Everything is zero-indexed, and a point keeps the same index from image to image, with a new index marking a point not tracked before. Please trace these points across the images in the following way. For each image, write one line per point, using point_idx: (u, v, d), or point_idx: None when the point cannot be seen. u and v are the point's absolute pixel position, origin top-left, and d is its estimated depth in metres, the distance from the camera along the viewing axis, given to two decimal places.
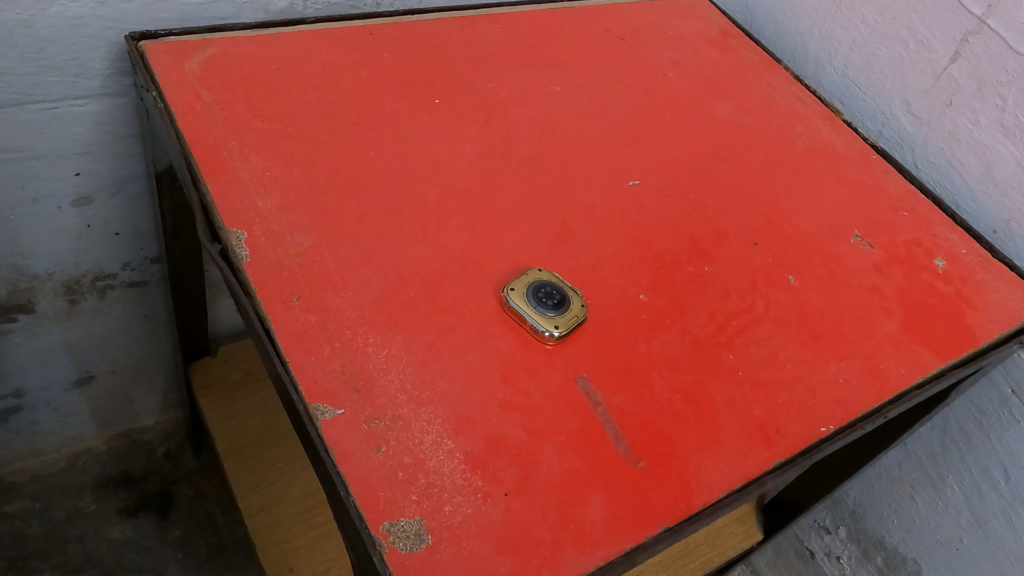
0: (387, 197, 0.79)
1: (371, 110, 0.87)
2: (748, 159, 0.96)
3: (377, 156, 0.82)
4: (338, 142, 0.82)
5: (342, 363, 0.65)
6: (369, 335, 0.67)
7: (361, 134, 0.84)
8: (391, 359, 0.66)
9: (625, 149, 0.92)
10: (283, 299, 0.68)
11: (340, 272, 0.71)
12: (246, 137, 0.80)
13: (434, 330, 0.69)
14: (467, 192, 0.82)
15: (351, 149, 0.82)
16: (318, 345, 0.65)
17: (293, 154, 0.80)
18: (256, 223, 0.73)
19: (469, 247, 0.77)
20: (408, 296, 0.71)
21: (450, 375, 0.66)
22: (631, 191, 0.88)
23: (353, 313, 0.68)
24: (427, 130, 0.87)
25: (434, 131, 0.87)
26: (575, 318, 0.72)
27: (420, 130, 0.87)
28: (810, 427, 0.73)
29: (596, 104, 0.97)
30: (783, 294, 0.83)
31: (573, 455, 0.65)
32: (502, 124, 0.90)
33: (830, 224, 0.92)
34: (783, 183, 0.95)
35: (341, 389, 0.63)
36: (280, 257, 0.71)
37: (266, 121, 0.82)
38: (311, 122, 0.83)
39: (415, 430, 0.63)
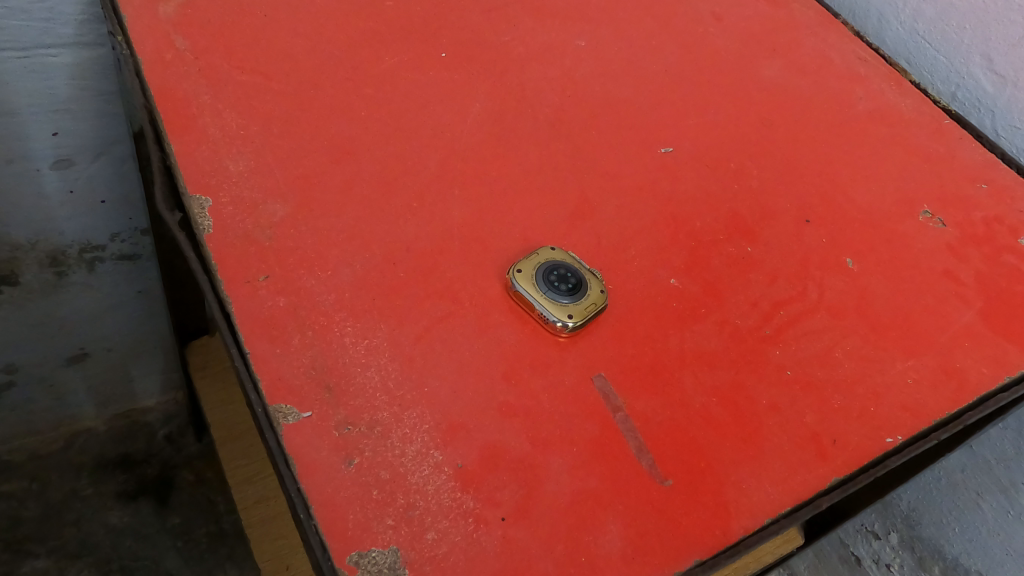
0: (380, 163, 0.68)
1: (368, 63, 0.76)
2: (800, 126, 0.84)
3: (371, 117, 0.72)
4: (328, 99, 0.72)
5: (313, 357, 0.55)
6: (348, 323, 0.57)
7: (355, 90, 0.73)
8: (372, 352, 0.56)
9: (659, 112, 0.81)
10: (248, 279, 0.58)
11: (320, 248, 0.61)
12: (220, 90, 0.69)
13: (426, 317, 0.59)
14: (474, 158, 0.71)
15: (342, 107, 0.71)
16: (286, 334, 0.55)
17: (275, 112, 0.69)
18: (224, 189, 0.63)
19: (472, 221, 0.66)
20: (397, 277, 0.61)
21: (442, 372, 0.56)
22: (665, 159, 0.76)
23: (329, 296, 0.58)
24: (431, 87, 0.76)
25: (438, 89, 0.76)
26: (594, 306, 0.61)
27: (424, 87, 0.76)
28: (871, 439, 0.61)
29: (627, 60, 0.85)
30: (840, 280, 0.71)
31: (586, 470, 0.54)
32: (518, 82, 0.79)
33: (896, 200, 0.79)
34: (841, 152, 0.83)
35: (310, 387, 0.53)
36: (250, 230, 0.61)
37: (245, 73, 0.71)
38: (298, 75, 0.73)
39: (395, 438, 0.52)
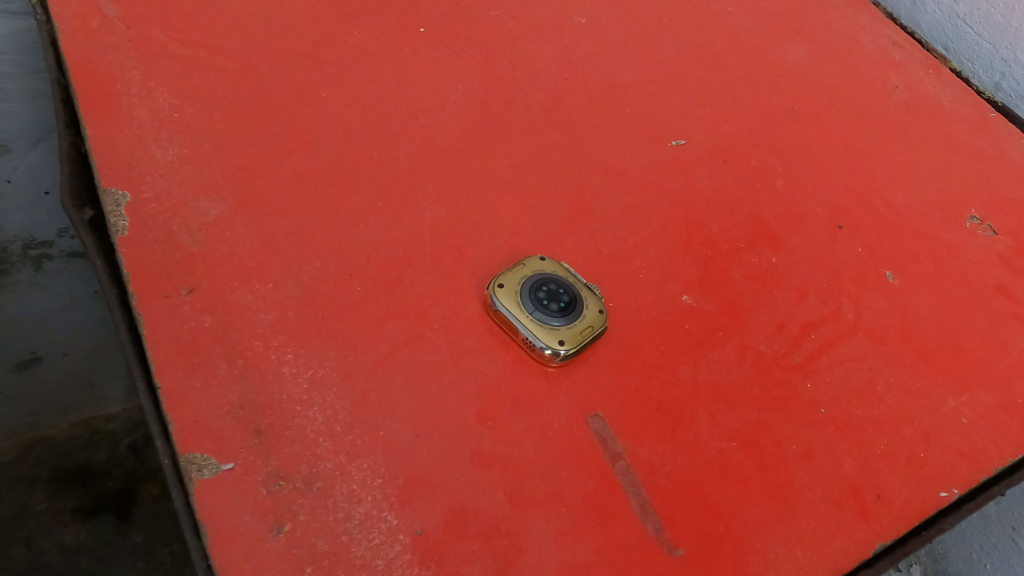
0: (340, 152, 0.57)
1: (331, 37, 0.65)
2: (829, 118, 0.73)
3: (333, 96, 0.61)
4: (282, 75, 0.61)
5: (241, 392, 0.44)
6: (289, 349, 0.47)
7: (313, 67, 0.62)
8: (317, 387, 0.45)
9: (669, 98, 0.70)
10: (168, 293, 0.47)
11: (260, 257, 0.50)
12: (152, 64, 0.58)
13: (385, 341, 0.48)
14: (452, 147, 0.60)
15: (296, 86, 0.61)
16: (210, 363, 0.45)
17: (216, 90, 0.58)
18: (148, 181, 0.52)
19: (447, 224, 0.55)
20: (353, 291, 0.50)
21: (402, 412, 0.46)
22: (675, 154, 0.66)
23: (267, 314, 0.48)
24: (403, 65, 0.65)
25: (413, 65, 0.65)
26: (591, 329, 0.50)
27: (395, 64, 0.65)
28: (921, 493, 0.51)
29: (633, 41, 0.74)
30: (880, 297, 0.61)
31: (577, 538, 0.44)
32: (506, 63, 0.68)
33: (941, 204, 0.69)
34: (876, 149, 0.72)
35: (234, 431, 0.43)
36: (176, 232, 0.50)
37: (183, 44, 0.60)
38: (247, 45, 0.62)
39: (338, 498, 0.42)
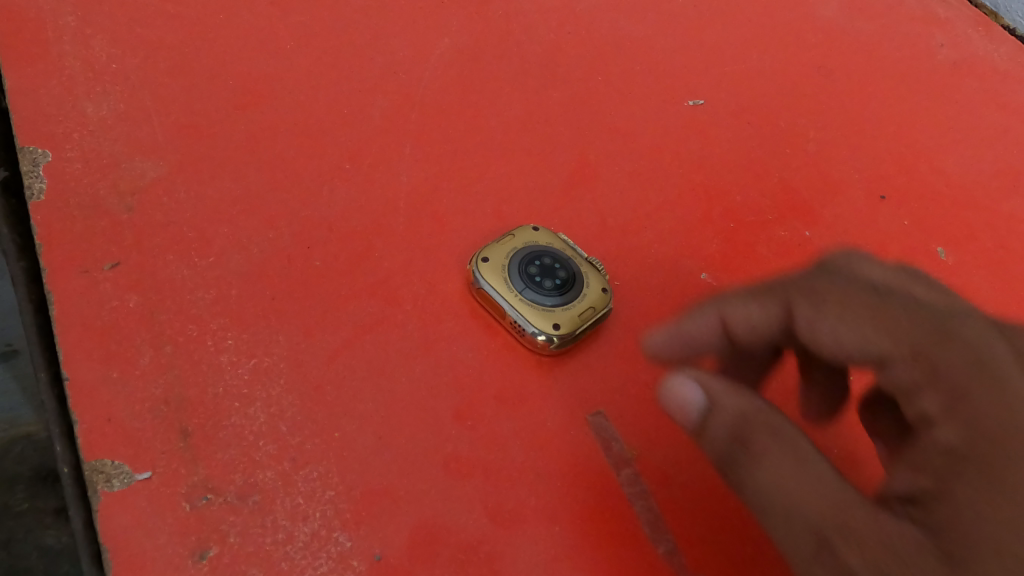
0: (301, 108, 0.49)
1: None
2: (871, 74, 0.64)
3: (296, 45, 0.52)
4: (236, 20, 0.52)
5: (167, 386, 0.37)
6: (230, 333, 0.39)
7: (275, 15, 0.53)
8: (260, 380, 0.38)
9: (689, 52, 0.61)
10: (86, 267, 0.40)
11: (202, 227, 0.43)
12: (89, 7, 0.50)
13: (347, 325, 0.41)
14: (435, 103, 0.52)
15: (255, 35, 0.52)
16: (132, 351, 0.38)
17: (161, 37, 0.50)
18: (75, 137, 0.44)
19: (425, 190, 0.47)
20: (311, 266, 0.42)
21: (363, 410, 0.38)
22: (692, 116, 0.57)
23: (205, 293, 0.40)
24: (382, 10, 0.56)
25: (388, 9, 0.56)
26: (592, 310, 0.42)
27: (373, 10, 0.55)
28: None
29: None
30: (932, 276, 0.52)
31: (574, 562, 0.37)
32: (501, 10, 0.59)
33: (997, 171, 0.60)
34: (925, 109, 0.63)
35: (155, 434, 0.36)
36: (103, 197, 0.42)
37: None
38: None
39: (279, 515, 0.35)
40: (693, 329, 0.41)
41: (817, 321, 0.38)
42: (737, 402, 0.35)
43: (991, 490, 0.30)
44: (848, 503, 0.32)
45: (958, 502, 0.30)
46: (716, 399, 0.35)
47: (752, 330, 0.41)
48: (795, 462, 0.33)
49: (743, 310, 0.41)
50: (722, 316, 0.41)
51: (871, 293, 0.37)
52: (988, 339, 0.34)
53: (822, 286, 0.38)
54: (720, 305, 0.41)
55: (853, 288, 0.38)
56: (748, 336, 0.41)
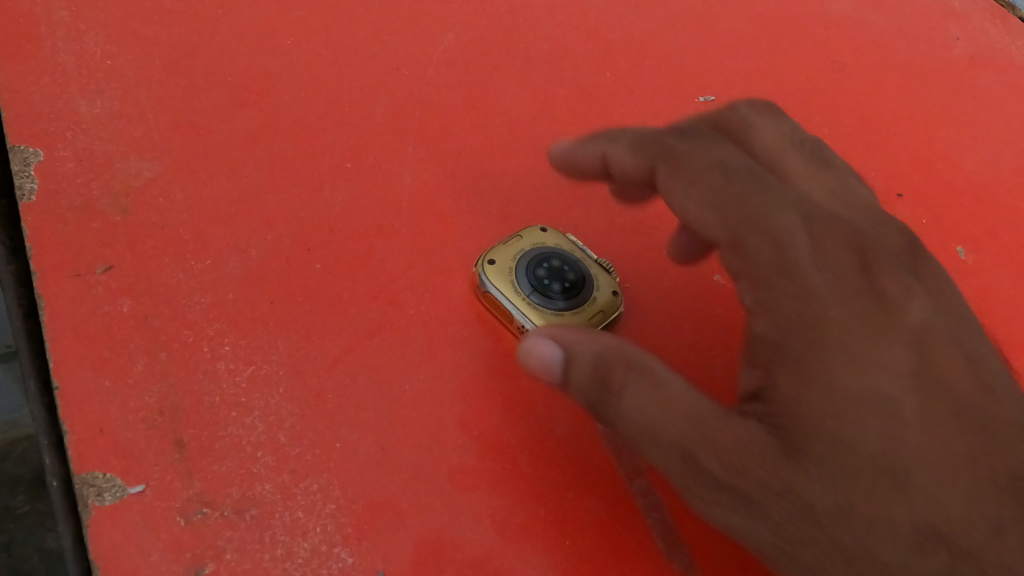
0: (301, 105, 0.48)
1: None
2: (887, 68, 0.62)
3: (296, 41, 0.51)
4: (233, 14, 0.51)
5: (162, 395, 0.36)
6: (227, 339, 0.38)
7: (273, 9, 0.52)
8: (258, 389, 0.37)
9: (699, 47, 0.59)
10: (78, 271, 0.38)
11: (198, 229, 0.41)
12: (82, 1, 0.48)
13: (348, 330, 0.39)
14: (439, 100, 0.50)
15: (254, 30, 0.50)
16: (125, 358, 0.36)
17: (156, 33, 0.48)
18: (68, 136, 0.43)
19: (429, 190, 0.46)
20: (311, 268, 0.41)
21: (365, 419, 0.37)
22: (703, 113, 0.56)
23: (201, 297, 0.39)
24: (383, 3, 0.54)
25: (390, 3, 0.54)
26: (602, 314, 0.41)
27: (374, 3, 0.54)
28: None
29: None
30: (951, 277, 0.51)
31: None
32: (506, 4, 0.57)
33: (1017, 167, 0.58)
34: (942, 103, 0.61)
35: (149, 445, 0.35)
36: (96, 198, 0.41)
37: None
38: None
39: (278, 530, 0.34)
40: (582, 155, 0.45)
41: (672, 187, 0.39)
42: (591, 345, 0.35)
43: (802, 377, 0.32)
44: (707, 415, 0.33)
45: (787, 395, 0.32)
46: (571, 349, 0.35)
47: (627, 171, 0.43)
48: (652, 390, 0.33)
49: (622, 154, 0.43)
50: (603, 151, 0.44)
51: (722, 168, 0.38)
52: (796, 228, 0.35)
53: (686, 152, 0.40)
54: (607, 145, 0.44)
55: (709, 165, 0.38)
56: (622, 174, 0.43)
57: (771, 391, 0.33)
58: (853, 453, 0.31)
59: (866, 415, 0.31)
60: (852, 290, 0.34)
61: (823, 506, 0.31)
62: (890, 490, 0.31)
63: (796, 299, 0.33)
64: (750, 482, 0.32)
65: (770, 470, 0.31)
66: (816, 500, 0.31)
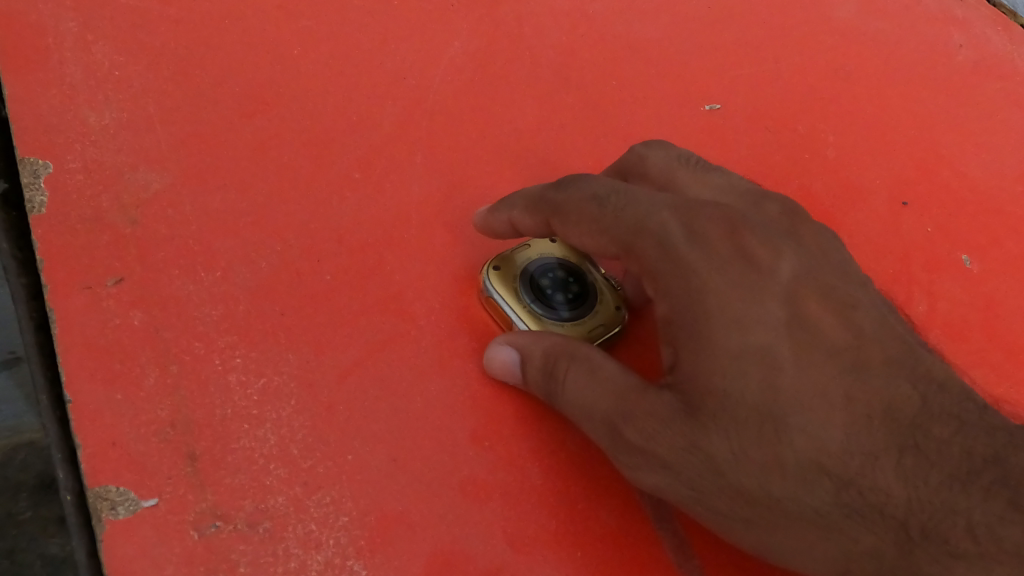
0: (308, 115, 0.48)
1: None
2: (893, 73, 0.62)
3: (304, 50, 0.50)
4: (240, 22, 0.50)
5: (173, 407, 0.36)
6: (238, 351, 0.38)
7: (280, 17, 0.51)
8: (269, 401, 0.37)
9: (706, 54, 0.59)
10: (89, 283, 0.38)
11: (209, 241, 0.41)
12: (88, 8, 0.48)
13: (358, 342, 0.39)
14: (446, 109, 0.51)
15: (261, 39, 0.50)
16: (137, 371, 0.36)
17: (163, 42, 0.48)
18: (76, 148, 0.43)
19: (437, 201, 0.46)
20: (320, 279, 0.41)
21: (377, 432, 0.37)
22: (708, 122, 0.56)
23: (212, 309, 0.39)
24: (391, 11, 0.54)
25: (396, 10, 0.54)
26: (604, 327, 0.42)
27: (381, 11, 0.54)
28: None
29: None
30: (957, 286, 0.51)
31: None
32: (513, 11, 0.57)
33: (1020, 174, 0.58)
34: (947, 109, 0.61)
35: (161, 458, 0.35)
36: (106, 210, 0.41)
37: None
38: None
39: (292, 543, 0.34)
40: (491, 223, 0.42)
41: (568, 236, 0.40)
42: (540, 342, 0.38)
43: (696, 348, 0.35)
44: (627, 390, 0.36)
45: (690, 364, 0.35)
46: (525, 350, 0.38)
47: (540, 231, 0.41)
48: (589, 375, 0.36)
49: (523, 223, 0.41)
50: (512, 223, 0.42)
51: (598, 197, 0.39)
52: (665, 218, 0.38)
53: (565, 200, 0.40)
54: (508, 214, 0.42)
55: (590, 200, 0.39)
56: (533, 237, 0.42)
57: (675, 367, 0.36)
58: (742, 405, 0.34)
59: (750, 368, 0.35)
60: (731, 257, 0.37)
61: (724, 458, 0.34)
62: (774, 434, 0.34)
63: (685, 279, 0.36)
64: (660, 447, 0.34)
65: (675, 433, 0.34)
66: (716, 452, 0.34)
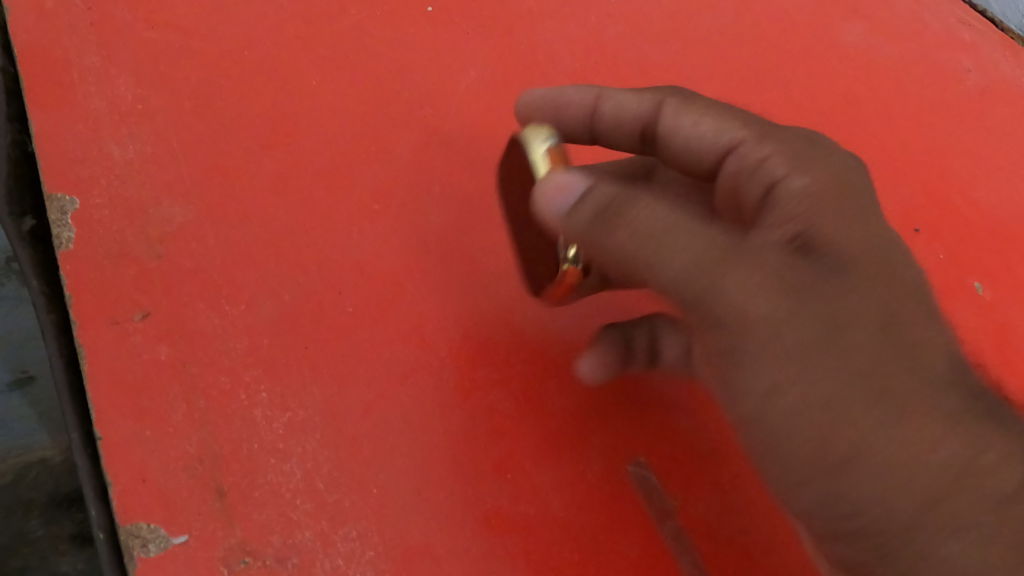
0: (328, 142, 0.47)
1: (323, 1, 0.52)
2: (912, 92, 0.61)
3: (321, 72, 0.50)
4: (255, 45, 0.49)
5: (201, 443, 0.37)
6: (263, 386, 0.39)
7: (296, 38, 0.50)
8: (295, 435, 0.38)
9: (724, 74, 0.59)
10: (117, 318, 0.39)
11: (232, 274, 0.42)
12: (107, 35, 0.48)
13: (381, 374, 0.40)
14: (465, 133, 0.50)
15: (277, 61, 0.49)
16: (166, 408, 0.37)
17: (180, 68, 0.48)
18: (102, 183, 0.43)
19: (456, 229, 0.46)
20: (343, 311, 0.42)
21: (400, 465, 0.38)
22: None
23: (237, 343, 0.40)
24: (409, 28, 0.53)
25: (414, 28, 0.53)
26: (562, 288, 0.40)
27: (399, 28, 0.53)
28: None
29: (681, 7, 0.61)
30: (969, 313, 0.52)
31: None
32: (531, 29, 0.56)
33: None
34: (967, 128, 0.60)
35: (190, 494, 0.36)
36: (132, 245, 0.42)
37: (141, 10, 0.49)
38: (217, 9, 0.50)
39: None
40: (571, 92, 0.44)
41: (677, 122, 0.41)
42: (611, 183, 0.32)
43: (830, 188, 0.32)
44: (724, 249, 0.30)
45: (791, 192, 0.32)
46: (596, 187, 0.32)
47: (613, 124, 0.44)
48: (680, 234, 0.30)
49: (624, 98, 0.43)
50: (597, 101, 0.44)
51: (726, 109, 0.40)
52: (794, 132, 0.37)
53: (697, 96, 0.42)
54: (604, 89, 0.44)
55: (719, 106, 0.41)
56: (613, 117, 0.44)
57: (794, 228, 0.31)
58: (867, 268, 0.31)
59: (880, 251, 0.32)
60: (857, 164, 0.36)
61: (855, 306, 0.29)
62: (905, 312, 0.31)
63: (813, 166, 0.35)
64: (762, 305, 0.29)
65: (762, 283, 0.29)
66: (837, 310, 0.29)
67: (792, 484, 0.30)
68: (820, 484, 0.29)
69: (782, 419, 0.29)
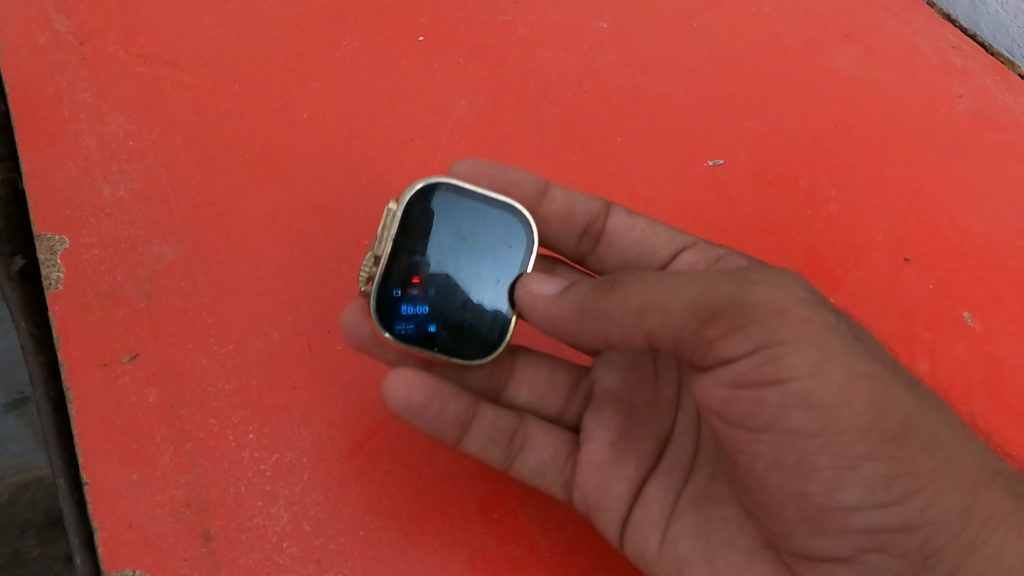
0: (319, 176, 0.48)
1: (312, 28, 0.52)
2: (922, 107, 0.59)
3: (312, 103, 0.50)
4: (244, 76, 0.49)
5: (189, 486, 0.38)
6: (251, 427, 0.40)
7: (286, 68, 0.50)
8: (282, 477, 0.39)
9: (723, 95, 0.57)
10: (106, 360, 0.40)
11: (222, 314, 0.42)
12: (97, 69, 0.48)
13: (370, 414, 0.41)
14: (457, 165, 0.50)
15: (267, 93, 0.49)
16: (155, 451, 0.39)
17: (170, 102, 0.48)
18: (91, 222, 0.44)
19: None
20: (331, 350, 0.42)
21: (386, 506, 0.39)
22: (712, 179, 0.55)
23: (225, 384, 0.40)
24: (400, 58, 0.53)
25: (407, 58, 0.53)
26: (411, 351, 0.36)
27: (389, 59, 0.52)
28: None
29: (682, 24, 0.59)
30: (958, 345, 0.52)
31: None
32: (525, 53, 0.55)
33: None
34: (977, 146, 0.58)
35: (177, 539, 0.37)
36: (122, 285, 0.42)
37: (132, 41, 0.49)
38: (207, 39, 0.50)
39: None
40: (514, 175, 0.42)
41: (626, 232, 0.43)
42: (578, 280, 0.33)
43: None
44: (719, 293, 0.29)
45: None
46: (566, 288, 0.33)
47: (562, 215, 0.43)
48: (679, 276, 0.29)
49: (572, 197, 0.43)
50: (545, 187, 0.43)
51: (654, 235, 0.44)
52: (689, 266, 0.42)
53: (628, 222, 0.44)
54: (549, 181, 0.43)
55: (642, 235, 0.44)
56: (558, 213, 0.43)
57: None
58: None
59: None
60: None
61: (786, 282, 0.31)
62: None
63: None
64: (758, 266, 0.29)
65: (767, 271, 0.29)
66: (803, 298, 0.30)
67: (843, 467, 0.28)
68: (879, 457, 0.28)
69: (836, 392, 0.27)
